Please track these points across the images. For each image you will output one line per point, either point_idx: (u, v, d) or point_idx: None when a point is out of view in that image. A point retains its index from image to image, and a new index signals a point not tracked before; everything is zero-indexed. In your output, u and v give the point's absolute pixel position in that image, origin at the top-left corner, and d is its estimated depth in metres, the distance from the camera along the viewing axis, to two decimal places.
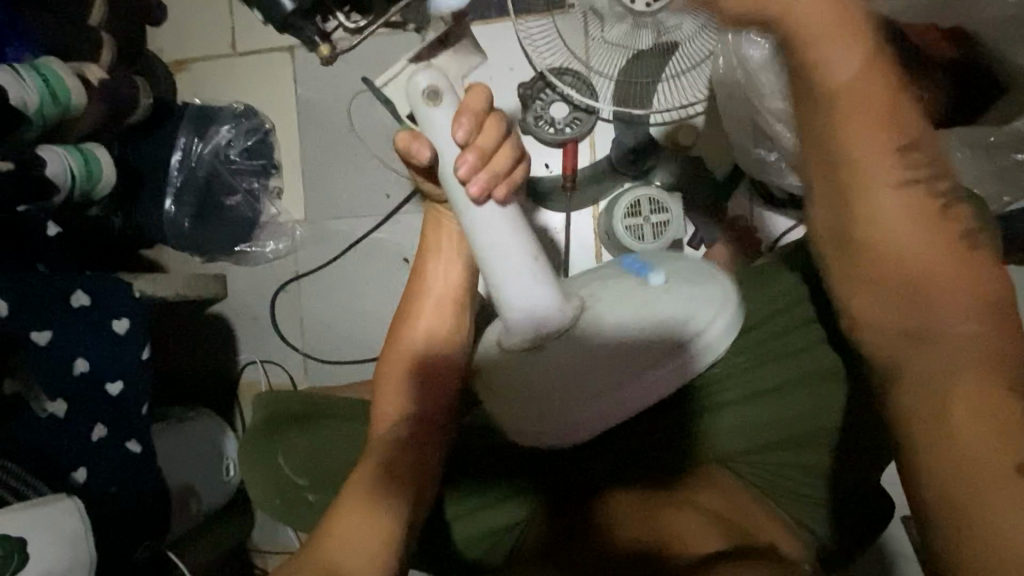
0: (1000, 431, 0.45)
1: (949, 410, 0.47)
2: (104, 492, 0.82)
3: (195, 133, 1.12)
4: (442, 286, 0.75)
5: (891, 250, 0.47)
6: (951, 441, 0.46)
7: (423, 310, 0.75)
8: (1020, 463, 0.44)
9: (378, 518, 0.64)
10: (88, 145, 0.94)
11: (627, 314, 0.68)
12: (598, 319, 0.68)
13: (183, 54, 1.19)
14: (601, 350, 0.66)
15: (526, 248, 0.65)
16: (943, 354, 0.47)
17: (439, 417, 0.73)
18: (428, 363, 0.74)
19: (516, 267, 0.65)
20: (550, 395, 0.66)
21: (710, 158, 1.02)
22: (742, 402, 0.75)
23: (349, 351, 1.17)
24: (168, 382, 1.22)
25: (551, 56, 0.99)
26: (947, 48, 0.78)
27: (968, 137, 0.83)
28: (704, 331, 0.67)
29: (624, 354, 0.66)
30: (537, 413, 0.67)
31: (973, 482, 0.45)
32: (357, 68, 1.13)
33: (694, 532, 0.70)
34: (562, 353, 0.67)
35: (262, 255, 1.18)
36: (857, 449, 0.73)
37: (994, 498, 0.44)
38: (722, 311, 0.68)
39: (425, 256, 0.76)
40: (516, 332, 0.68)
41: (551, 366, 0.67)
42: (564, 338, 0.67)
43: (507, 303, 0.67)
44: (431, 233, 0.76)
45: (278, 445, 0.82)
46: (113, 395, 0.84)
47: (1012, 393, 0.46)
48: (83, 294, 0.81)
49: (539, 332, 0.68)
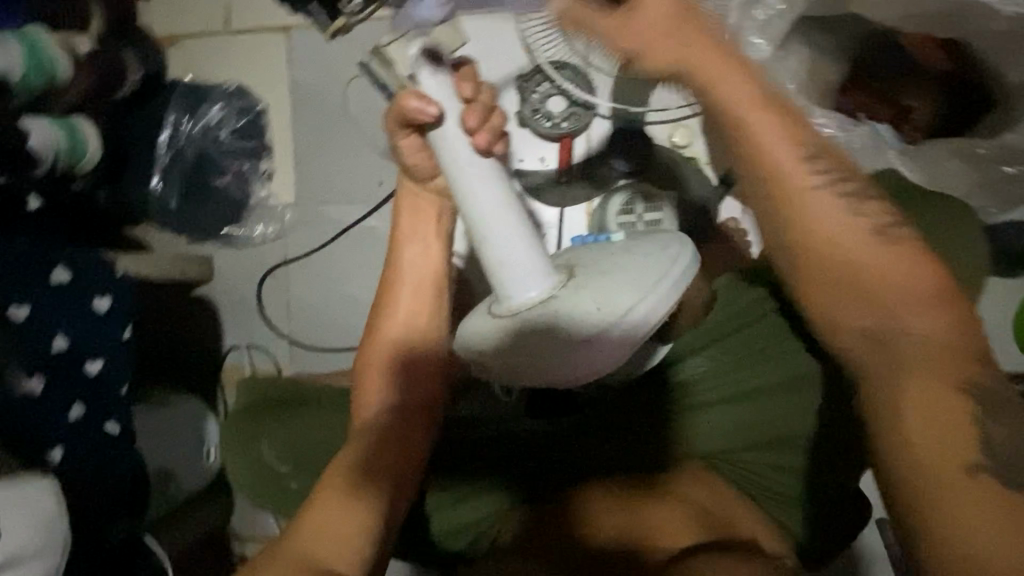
0: (952, 428, 0.49)
1: (903, 413, 0.50)
2: (80, 473, 0.81)
3: (186, 110, 1.11)
4: (416, 270, 0.74)
5: (865, 251, 0.55)
6: (910, 440, 0.49)
7: (400, 298, 0.73)
8: (969, 467, 0.47)
9: (347, 512, 0.63)
10: (73, 118, 0.92)
11: (616, 279, 0.62)
12: (587, 279, 0.63)
13: (174, 29, 1.17)
14: (583, 303, 0.61)
15: (516, 215, 0.63)
16: (893, 355, 0.52)
17: (419, 399, 0.72)
18: (407, 347, 0.73)
19: (504, 225, 0.62)
20: (530, 350, 0.61)
21: (704, 158, 1.03)
22: (719, 401, 0.77)
23: (336, 340, 1.15)
24: (148, 364, 1.20)
25: (552, 48, 0.96)
26: (938, 62, 0.84)
27: (963, 147, 0.81)
28: (651, 295, 0.60)
29: (595, 305, 0.60)
30: (520, 366, 0.62)
31: (929, 484, 0.47)
32: (352, 51, 1.11)
33: (673, 529, 0.71)
34: (549, 309, 0.61)
35: (249, 238, 1.16)
36: (835, 453, 0.72)
37: (952, 511, 0.46)
38: (668, 273, 0.62)
39: (398, 244, 0.75)
40: (505, 298, 0.63)
41: (536, 324, 0.61)
42: (555, 296, 0.62)
43: (501, 269, 0.63)
44: (405, 216, 0.75)
45: (258, 434, 0.81)
46: (93, 373, 0.82)
47: (965, 394, 0.49)
48: (65, 270, 0.80)
49: (530, 292, 0.62)
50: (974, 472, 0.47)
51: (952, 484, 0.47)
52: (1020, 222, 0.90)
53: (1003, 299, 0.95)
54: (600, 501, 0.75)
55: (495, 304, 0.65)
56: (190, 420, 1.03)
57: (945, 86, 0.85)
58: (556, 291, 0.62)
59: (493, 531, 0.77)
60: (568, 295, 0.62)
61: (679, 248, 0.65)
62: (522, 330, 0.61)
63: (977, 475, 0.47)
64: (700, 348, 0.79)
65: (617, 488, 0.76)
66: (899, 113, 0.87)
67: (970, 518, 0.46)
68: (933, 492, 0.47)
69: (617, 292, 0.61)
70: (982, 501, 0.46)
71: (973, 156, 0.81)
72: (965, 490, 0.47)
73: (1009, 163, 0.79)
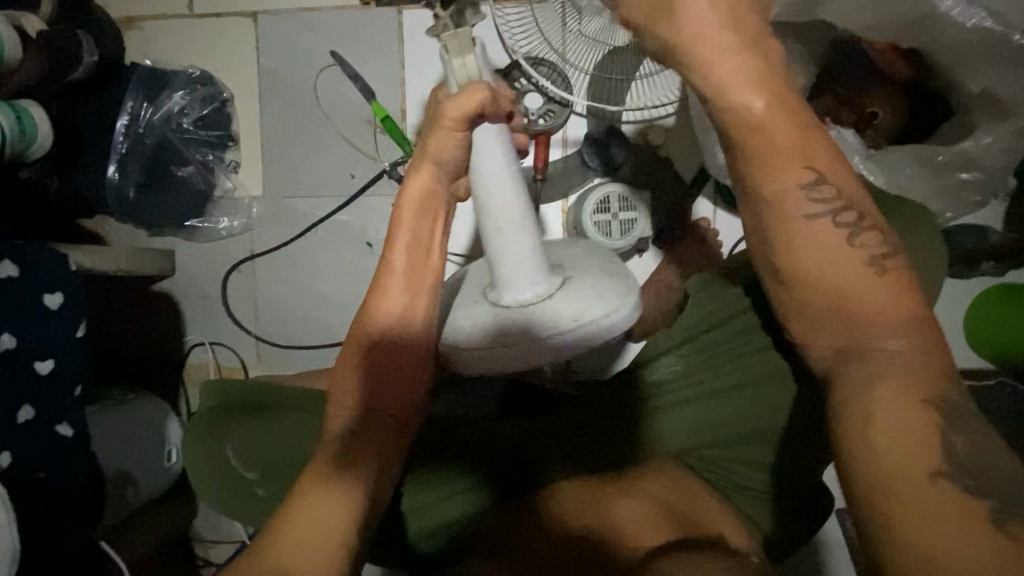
0: (911, 435, 0.45)
1: (871, 418, 0.46)
2: (29, 477, 0.76)
3: (144, 95, 1.02)
4: (413, 270, 0.64)
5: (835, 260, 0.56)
6: (871, 449, 0.45)
7: (388, 287, 0.64)
8: (932, 473, 0.43)
9: (328, 513, 0.58)
10: (22, 102, 0.87)
11: (597, 287, 0.70)
12: (578, 285, 0.71)
13: (133, 10, 1.11)
14: (574, 300, 0.69)
15: (526, 220, 0.67)
16: (874, 366, 0.49)
17: (406, 407, 0.64)
18: (399, 349, 0.64)
19: (518, 224, 0.66)
20: (528, 339, 0.68)
21: (677, 160, 1.03)
22: (690, 400, 0.79)
23: (305, 337, 1.12)
24: (107, 360, 1.15)
25: (528, 44, 0.98)
26: (901, 69, 0.88)
27: (925, 157, 0.84)
28: (616, 314, 0.68)
29: (583, 306, 0.68)
30: (514, 352, 0.69)
31: (889, 484, 0.44)
32: (323, 40, 1.08)
33: (644, 527, 0.72)
34: (545, 305, 0.69)
35: (215, 232, 1.12)
36: (802, 448, 0.74)
37: (918, 517, 0.42)
38: (623, 300, 0.69)
39: (391, 240, 0.64)
40: (506, 291, 0.70)
41: (535, 317, 0.68)
42: (550, 294, 0.69)
43: (506, 267, 0.69)
44: (405, 210, 0.63)
45: (225, 437, 0.79)
46: (43, 373, 0.77)
47: (928, 407, 0.46)
48: (12, 265, 0.74)
49: (530, 289, 0.70)
50: (938, 479, 0.43)
51: (914, 493, 0.43)
52: (973, 228, 0.95)
53: (959, 300, 1.00)
54: (570, 492, 0.76)
55: (495, 294, 0.72)
56: (149, 421, 0.99)
57: (906, 94, 0.89)
58: (550, 291, 0.69)
59: (471, 533, 0.76)
60: (565, 291, 0.70)
61: (627, 278, 0.74)
62: (515, 324, 0.69)
63: (937, 482, 0.43)
64: (672, 348, 0.80)
65: (583, 481, 0.77)
66: (863, 118, 0.91)
67: (936, 528, 0.41)
68: (895, 504, 0.43)
69: (596, 287, 0.70)
70: (944, 507, 0.42)
71: (934, 163, 0.84)
72: (924, 499, 0.43)
73: (967, 171, 0.83)
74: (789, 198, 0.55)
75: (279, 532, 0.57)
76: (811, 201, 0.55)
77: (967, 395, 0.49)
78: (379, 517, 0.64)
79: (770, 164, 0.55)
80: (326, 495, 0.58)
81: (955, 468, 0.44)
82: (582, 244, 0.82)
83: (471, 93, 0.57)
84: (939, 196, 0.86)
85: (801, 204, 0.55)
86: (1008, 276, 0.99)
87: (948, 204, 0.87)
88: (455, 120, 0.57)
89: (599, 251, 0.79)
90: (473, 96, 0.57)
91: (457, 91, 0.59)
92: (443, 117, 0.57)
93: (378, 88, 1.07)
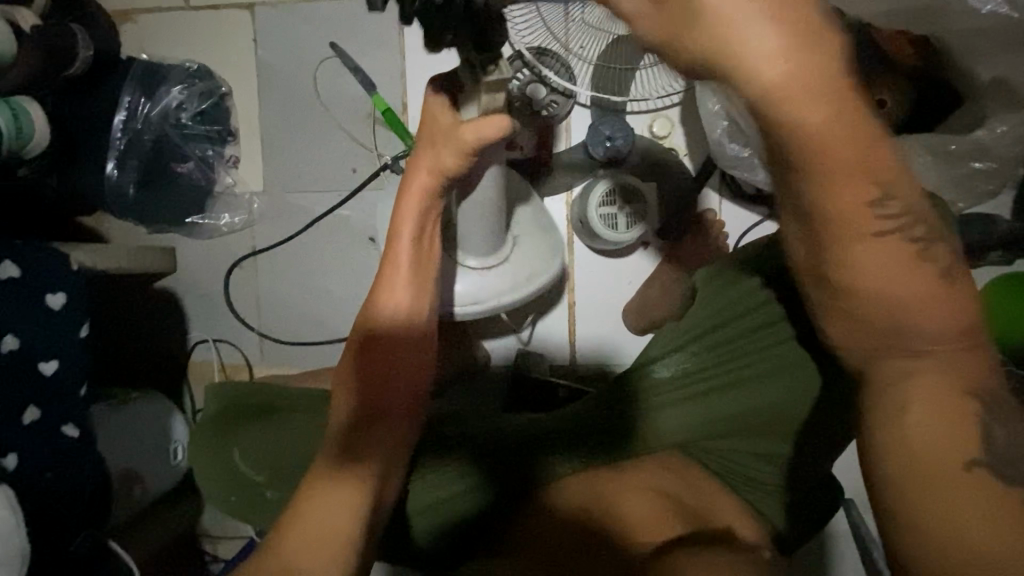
0: (951, 425, 0.46)
1: (904, 413, 0.47)
2: (37, 478, 0.76)
3: (142, 91, 1.01)
4: (417, 260, 0.64)
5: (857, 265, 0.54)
6: (904, 441, 0.46)
7: (394, 277, 0.63)
8: (968, 462, 0.45)
9: (337, 505, 0.57)
10: (19, 99, 0.86)
11: (539, 256, 0.86)
12: (525, 255, 0.86)
13: (128, 3, 1.09)
14: (521, 272, 0.84)
15: (501, 207, 0.75)
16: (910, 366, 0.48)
17: (415, 396, 0.65)
18: (405, 340, 0.64)
19: (493, 212, 0.74)
20: (481, 302, 0.82)
21: (684, 150, 1.03)
22: (700, 396, 0.78)
23: (310, 332, 1.12)
24: (111, 359, 1.15)
25: (530, 35, 0.94)
26: (907, 57, 0.85)
27: (937, 146, 0.83)
28: (546, 282, 0.87)
29: (527, 275, 0.85)
30: (462, 307, 0.82)
31: (921, 480, 0.45)
32: (322, 32, 1.06)
33: (653, 516, 0.72)
34: (499, 272, 0.82)
35: (216, 228, 1.11)
36: (817, 435, 0.75)
37: (953, 506, 0.44)
38: (554, 266, 0.88)
39: (396, 232, 0.64)
40: (467, 255, 0.80)
41: (489, 287, 0.81)
42: (506, 264, 0.83)
43: (473, 241, 0.77)
44: (406, 207, 0.63)
45: (230, 440, 0.79)
46: (47, 375, 0.77)
47: (965, 399, 0.47)
48: (13, 267, 0.74)
49: (486, 257, 0.81)
50: (973, 466, 0.45)
51: (949, 481, 0.45)
52: (981, 216, 0.94)
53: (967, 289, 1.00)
54: (578, 484, 0.77)
55: (456, 254, 0.79)
56: (158, 420, 0.99)
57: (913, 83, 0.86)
58: (507, 261, 0.83)
59: (472, 530, 0.76)
60: (515, 255, 0.84)
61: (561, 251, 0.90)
62: (476, 292, 0.81)
63: (973, 470, 0.45)
64: (682, 345, 0.80)
65: (592, 472, 0.78)
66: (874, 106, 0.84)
67: (967, 514, 0.44)
68: (934, 490, 0.45)
69: (536, 254, 0.86)
70: (980, 495, 0.44)
71: (946, 152, 0.83)
72: (962, 486, 0.45)
73: (978, 159, 0.83)
74: (869, 213, 0.45)
75: (290, 528, 0.57)
76: (877, 219, 0.45)
77: (995, 391, 0.49)
78: (386, 516, 0.64)
79: (838, 191, 0.44)
80: (335, 490, 0.58)
81: (984, 456, 0.46)
82: (524, 193, 0.90)
83: (493, 123, 0.57)
84: (950, 186, 0.86)
85: (880, 222, 0.45)
86: (1015, 265, 0.99)
87: (958, 194, 0.87)
88: (470, 145, 0.58)
89: (544, 217, 0.90)
90: (493, 125, 0.57)
91: (474, 116, 0.58)
92: (461, 138, 0.58)
93: (380, 81, 1.06)
